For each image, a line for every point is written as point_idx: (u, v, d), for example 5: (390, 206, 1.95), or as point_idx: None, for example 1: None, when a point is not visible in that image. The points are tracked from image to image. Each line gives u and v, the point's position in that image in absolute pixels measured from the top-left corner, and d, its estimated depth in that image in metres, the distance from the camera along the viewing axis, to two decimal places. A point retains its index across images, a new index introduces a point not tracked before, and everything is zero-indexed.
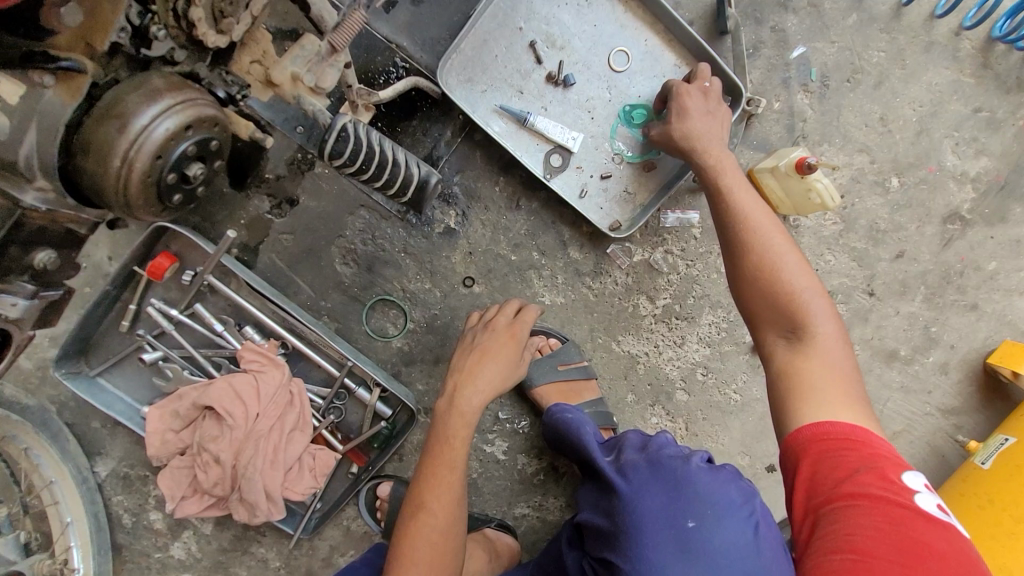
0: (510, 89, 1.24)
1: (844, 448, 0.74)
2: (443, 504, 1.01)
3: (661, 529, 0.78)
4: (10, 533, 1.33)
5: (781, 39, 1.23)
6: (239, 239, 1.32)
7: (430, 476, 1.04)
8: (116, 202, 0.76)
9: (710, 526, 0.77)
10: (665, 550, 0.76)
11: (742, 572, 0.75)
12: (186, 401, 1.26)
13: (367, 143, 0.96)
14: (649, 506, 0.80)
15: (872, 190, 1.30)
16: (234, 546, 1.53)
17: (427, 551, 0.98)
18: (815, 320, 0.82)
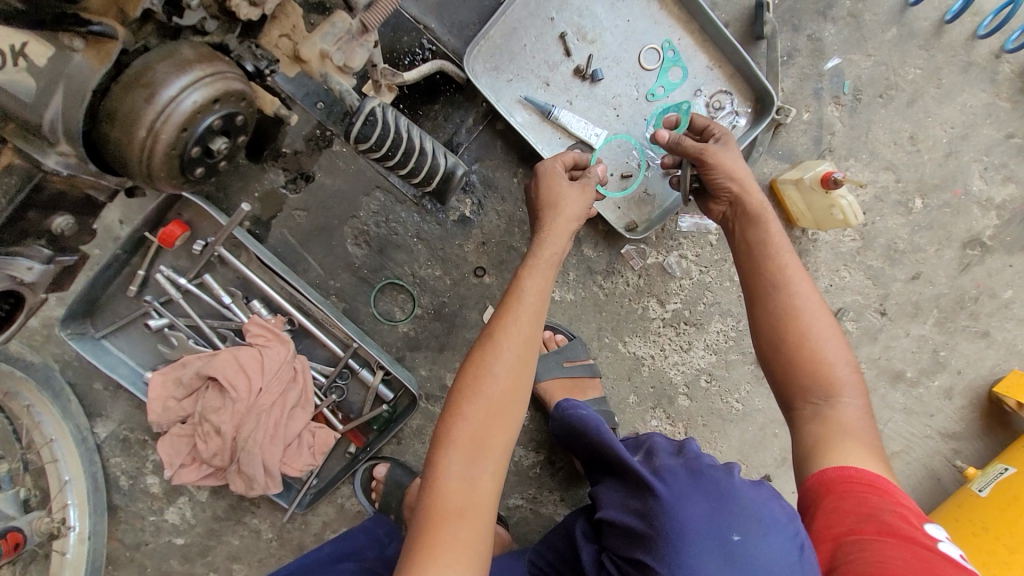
0: (536, 80, 1.22)
1: (866, 494, 0.74)
2: (508, 375, 0.85)
3: (703, 540, 0.72)
4: (10, 489, 1.37)
5: (817, 48, 1.20)
6: (252, 212, 1.30)
7: (496, 340, 0.87)
8: (139, 173, 0.75)
9: (755, 543, 0.71)
10: (708, 563, 0.71)
11: None
12: (190, 369, 1.27)
13: (393, 128, 0.98)
14: (691, 515, 0.74)
15: (894, 209, 1.28)
16: (228, 515, 1.56)
17: (478, 428, 0.83)
18: (846, 390, 0.84)
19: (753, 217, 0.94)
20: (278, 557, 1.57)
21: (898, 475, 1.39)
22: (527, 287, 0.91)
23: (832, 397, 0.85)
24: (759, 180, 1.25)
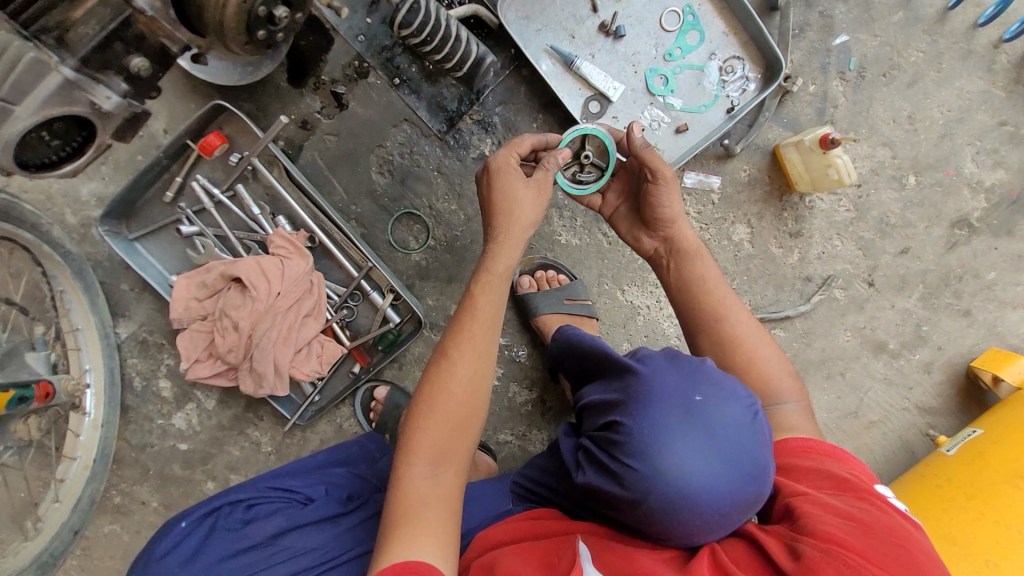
0: (563, 32, 1.30)
1: (822, 458, 0.87)
2: (464, 389, 0.98)
3: (667, 399, 0.85)
4: (42, 351, 1.45)
5: (827, 25, 1.28)
6: (287, 133, 1.39)
7: (453, 357, 0.99)
8: (212, 23, 0.84)
9: (714, 404, 0.84)
10: (670, 415, 0.84)
11: (736, 443, 0.82)
12: (214, 273, 1.36)
13: (435, 17, 1.14)
14: (663, 383, 0.87)
15: (888, 184, 1.35)
16: (233, 424, 1.64)
17: (439, 437, 0.95)
18: (787, 395, 0.97)
19: (686, 254, 1.08)
20: None
21: (873, 443, 1.45)
22: (482, 303, 1.03)
23: (774, 400, 0.97)
24: (763, 146, 1.34)
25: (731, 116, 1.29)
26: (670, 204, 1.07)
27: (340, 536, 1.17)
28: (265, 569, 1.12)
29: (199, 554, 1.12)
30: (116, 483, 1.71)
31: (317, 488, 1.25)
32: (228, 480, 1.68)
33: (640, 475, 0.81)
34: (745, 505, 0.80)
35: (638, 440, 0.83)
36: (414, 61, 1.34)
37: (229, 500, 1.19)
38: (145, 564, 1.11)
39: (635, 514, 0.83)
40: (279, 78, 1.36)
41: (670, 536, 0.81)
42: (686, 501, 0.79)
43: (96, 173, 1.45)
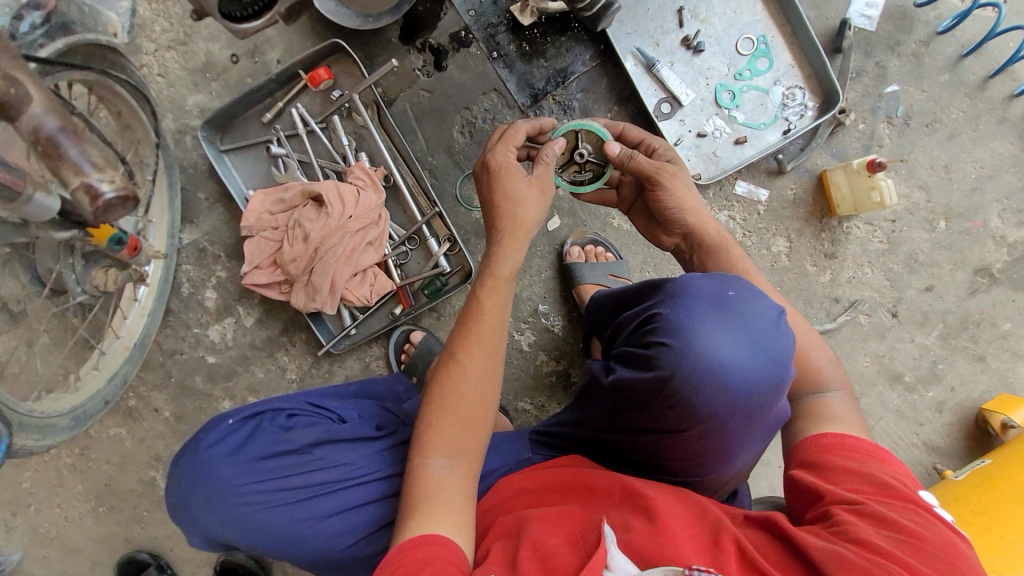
0: (650, 39, 1.47)
1: (864, 458, 0.89)
2: (473, 390, 1.09)
3: (703, 293, 0.95)
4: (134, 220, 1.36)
5: (881, 74, 1.43)
6: (387, 83, 1.54)
7: (461, 359, 1.10)
8: None
9: (745, 297, 0.95)
10: (705, 305, 0.93)
11: (762, 330, 0.92)
12: (292, 190, 1.46)
13: None
14: (700, 282, 0.97)
15: (920, 224, 1.47)
16: (265, 346, 1.69)
17: (453, 431, 1.06)
18: (834, 382, 1.00)
19: (709, 249, 1.11)
20: None
21: None
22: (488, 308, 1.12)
23: (818, 390, 1.01)
24: (811, 169, 1.48)
25: (787, 135, 1.43)
26: (689, 199, 1.12)
27: (374, 457, 1.13)
28: (300, 475, 1.09)
29: (242, 449, 1.09)
30: (135, 385, 1.74)
31: (351, 411, 1.22)
32: (245, 401, 1.72)
33: (675, 350, 0.91)
34: (765, 387, 0.91)
35: (674, 323, 0.93)
36: (513, 40, 1.50)
37: (273, 406, 1.16)
38: (194, 451, 1.11)
39: (664, 391, 0.92)
40: (392, 34, 1.52)
41: (694, 412, 0.91)
42: (714, 374, 0.89)
43: (205, 87, 1.58)
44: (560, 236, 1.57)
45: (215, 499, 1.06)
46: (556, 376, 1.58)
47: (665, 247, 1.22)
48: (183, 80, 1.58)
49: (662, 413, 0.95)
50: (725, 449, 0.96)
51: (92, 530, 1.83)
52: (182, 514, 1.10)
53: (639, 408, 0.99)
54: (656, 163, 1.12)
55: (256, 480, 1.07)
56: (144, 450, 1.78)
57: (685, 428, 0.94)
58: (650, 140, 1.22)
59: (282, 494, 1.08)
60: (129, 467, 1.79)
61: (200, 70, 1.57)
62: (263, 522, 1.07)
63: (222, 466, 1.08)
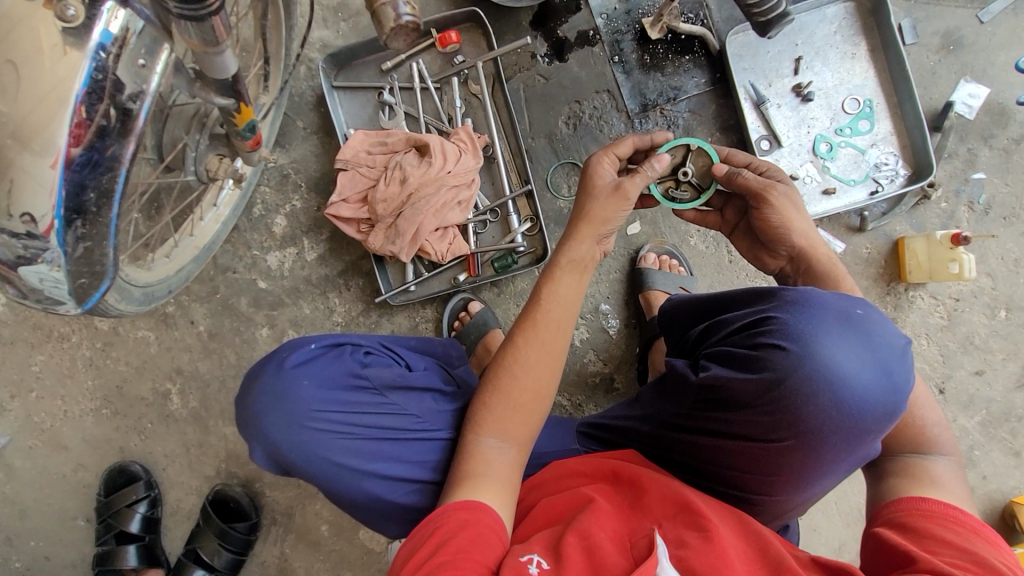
0: (764, 79, 1.55)
1: (969, 534, 0.81)
2: (529, 380, 1.03)
3: (829, 304, 0.83)
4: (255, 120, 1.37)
5: (970, 160, 1.52)
6: (507, 61, 1.61)
7: (520, 345, 1.04)
8: None
9: (875, 318, 0.83)
10: (831, 316, 0.82)
11: (890, 357, 0.81)
12: (397, 136, 1.50)
13: None
14: (823, 292, 0.85)
15: (981, 309, 1.53)
16: (319, 283, 1.68)
17: (507, 415, 1.02)
18: (941, 448, 0.94)
19: (816, 274, 1.00)
20: None
21: None
22: (553, 298, 1.05)
23: (921, 451, 0.95)
24: (889, 234, 1.54)
25: (874, 196, 1.50)
26: (795, 218, 1.02)
27: (441, 413, 1.10)
28: (372, 415, 1.06)
29: (321, 376, 1.06)
30: (179, 292, 1.72)
31: (420, 362, 1.17)
32: (284, 334, 1.69)
33: (790, 356, 0.79)
34: (883, 416, 0.79)
35: (792, 327, 0.82)
36: (636, 50, 1.58)
37: (353, 340, 1.12)
38: (274, 367, 1.07)
39: (769, 395, 0.81)
40: (525, 18, 1.60)
41: (798, 424, 0.80)
42: (832, 392, 0.78)
43: (334, 25, 1.65)
44: (636, 242, 1.61)
45: (289, 419, 1.03)
46: (601, 378, 1.57)
47: (769, 270, 1.11)
48: (316, 15, 1.65)
49: (756, 420, 0.83)
50: (814, 478, 0.84)
51: (90, 430, 1.76)
52: (250, 427, 1.06)
53: (725, 413, 0.87)
54: (765, 181, 1.03)
55: (331, 410, 1.04)
56: (167, 360, 1.73)
57: (778, 441, 0.83)
58: (759, 163, 1.12)
59: (352, 430, 1.05)
60: (146, 373, 1.74)
61: (334, 9, 1.65)
62: (330, 453, 1.04)
63: (302, 386, 1.04)
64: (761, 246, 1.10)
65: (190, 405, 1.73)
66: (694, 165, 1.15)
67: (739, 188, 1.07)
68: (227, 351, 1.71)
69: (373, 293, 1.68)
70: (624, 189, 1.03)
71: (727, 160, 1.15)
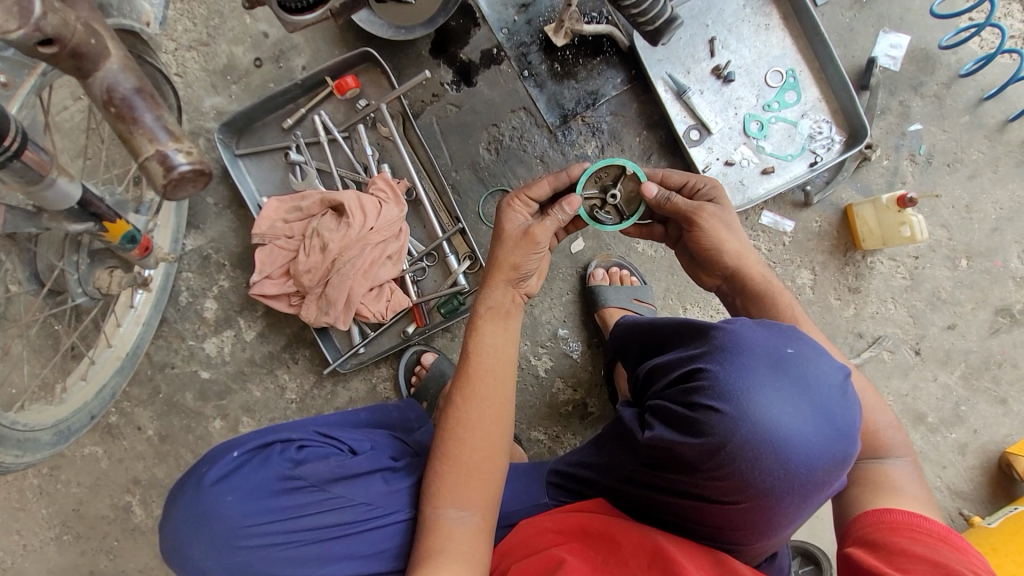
0: (680, 67, 1.48)
1: (936, 544, 0.79)
2: (478, 441, 0.96)
3: (758, 350, 0.80)
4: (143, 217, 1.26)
5: (904, 113, 1.47)
6: (414, 95, 1.51)
7: (460, 405, 0.98)
8: None
9: (807, 355, 0.80)
10: (761, 364, 0.78)
11: (827, 396, 0.78)
12: (311, 199, 1.40)
13: None
14: (751, 334, 0.81)
15: (942, 262, 1.48)
16: (264, 362, 1.59)
17: (461, 481, 0.95)
18: (895, 449, 0.93)
19: (754, 297, 0.96)
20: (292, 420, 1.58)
21: None
22: (486, 350, 1.00)
23: (877, 455, 0.94)
24: (836, 203, 1.49)
25: (814, 168, 1.44)
26: (727, 239, 0.97)
27: (392, 493, 1.02)
28: (313, 515, 0.99)
29: (247, 487, 0.99)
30: (119, 399, 1.60)
31: (364, 442, 1.10)
32: (238, 422, 1.60)
33: (726, 418, 0.76)
34: (831, 463, 0.76)
35: (725, 384, 0.78)
36: (545, 60, 1.50)
37: (282, 437, 1.05)
38: (193, 487, 1.00)
39: (713, 461, 0.77)
40: (423, 46, 1.51)
41: (748, 486, 0.76)
42: (774, 451, 0.75)
43: (224, 90, 1.54)
44: (583, 258, 1.54)
45: (220, 540, 0.97)
46: (573, 406, 1.51)
47: (705, 289, 1.06)
48: (204, 82, 1.53)
49: (707, 484, 0.80)
50: (778, 530, 0.81)
51: (54, 561, 1.64)
52: (178, 557, 1.00)
53: (678, 476, 0.83)
54: (694, 204, 0.97)
55: (265, 520, 0.98)
56: (122, 472, 1.63)
57: (734, 502, 0.79)
58: (695, 180, 1.04)
59: (294, 535, 0.98)
60: (102, 490, 1.63)
61: (221, 72, 1.53)
62: (274, 565, 0.98)
63: (226, 503, 0.98)
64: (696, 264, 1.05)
65: (156, 514, 1.63)
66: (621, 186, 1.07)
67: (667, 210, 1.00)
68: (183, 451, 1.61)
69: (323, 361, 1.59)
70: (533, 233, 0.99)
71: (664, 182, 1.07)
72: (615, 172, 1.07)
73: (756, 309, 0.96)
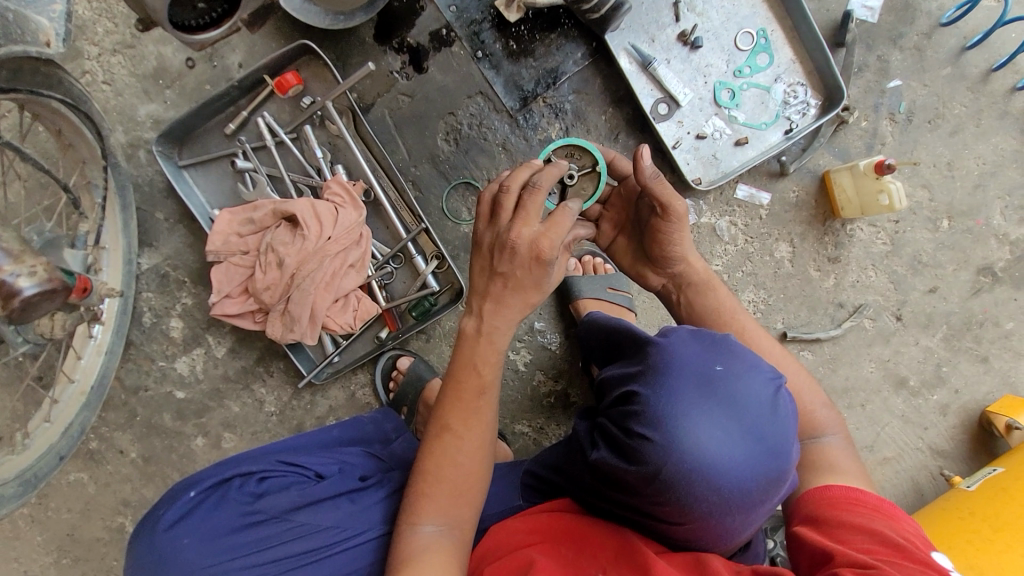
0: (644, 35, 1.38)
1: (871, 514, 0.79)
2: (465, 455, 0.92)
3: (686, 372, 0.80)
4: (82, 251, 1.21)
5: (883, 68, 1.40)
6: (362, 87, 1.42)
7: (442, 418, 0.94)
8: None
9: (737, 373, 0.80)
10: (690, 387, 0.79)
11: (758, 414, 0.78)
12: (263, 211, 1.33)
13: None
14: (682, 354, 0.82)
15: (923, 224, 1.44)
16: (238, 378, 1.55)
17: (442, 492, 0.91)
18: (828, 427, 0.94)
19: (699, 285, 1.04)
20: (274, 433, 1.56)
21: (885, 480, 1.47)
22: (464, 364, 0.94)
23: (813, 434, 0.95)
24: (813, 170, 1.43)
25: (789, 136, 1.37)
26: (682, 236, 1.00)
27: (360, 513, 1.02)
28: (280, 546, 0.98)
29: (206, 526, 0.97)
30: (95, 426, 1.55)
31: (330, 465, 1.08)
32: (220, 438, 1.56)
33: (656, 447, 0.76)
34: (767, 482, 0.76)
35: (655, 410, 0.78)
36: (499, 38, 1.39)
37: (240, 471, 1.04)
38: (150, 531, 0.98)
39: (650, 487, 0.77)
40: (366, 33, 1.40)
41: (685, 511, 0.76)
42: (705, 476, 0.75)
43: (158, 95, 1.43)
44: None
45: None
46: (555, 397, 1.49)
47: (651, 288, 1.10)
48: (135, 89, 1.42)
49: (649, 507, 0.80)
50: (722, 543, 0.82)
51: None
52: None
53: (624, 498, 0.83)
54: (673, 194, 0.96)
55: (227, 557, 0.96)
56: (111, 496, 1.56)
57: (677, 524, 0.79)
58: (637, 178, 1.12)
59: (260, 569, 0.97)
60: (94, 513, 1.56)
61: (152, 77, 1.42)
62: None
63: (185, 545, 0.96)
64: (643, 263, 1.09)
65: None
66: (581, 175, 1.08)
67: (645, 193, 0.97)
68: (169, 471, 1.56)
69: (298, 373, 1.55)
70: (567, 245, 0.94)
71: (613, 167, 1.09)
72: (586, 162, 1.08)
73: (700, 298, 1.04)
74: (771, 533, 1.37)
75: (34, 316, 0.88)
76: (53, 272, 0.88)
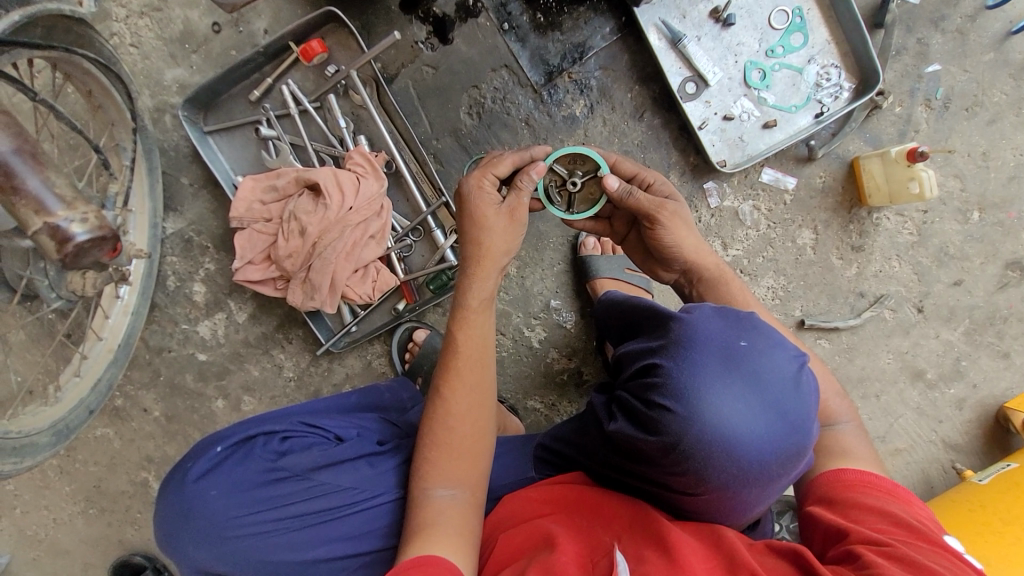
0: (675, 10, 1.34)
1: (885, 497, 0.80)
2: (462, 424, 0.95)
3: (711, 346, 0.80)
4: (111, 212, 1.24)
5: (922, 52, 1.35)
6: (386, 58, 1.41)
7: (448, 395, 0.96)
8: None
9: (761, 349, 0.81)
10: (713, 362, 0.79)
11: (780, 389, 0.79)
12: (286, 178, 1.34)
13: None
14: (706, 329, 0.82)
15: (953, 215, 1.41)
16: (259, 343, 1.58)
17: (450, 458, 0.93)
18: (842, 415, 0.94)
19: (708, 283, 1.02)
20: (291, 398, 1.59)
21: (895, 470, 1.47)
22: (462, 340, 0.97)
23: (828, 422, 0.94)
24: (842, 155, 1.40)
25: (820, 120, 1.34)
26: (679, 236, 1.01)
27: (378, 476, 1.04)
28: (300, 503, 1.01)
29: (230, 481, 1.02)
30: (120, 383, 1.59)
31: (350, 428, 1.10)
32: (239, 401, 1.60)
33: (677, 418, 0.77)
34: (785, 458, 0.77)
35: (678, 382, 0.78)
36: (526, 10, 1.37)
37: (264, 430, 1.06)
38: (179, 484, 1.03)
39: (669, 457, 0.78)
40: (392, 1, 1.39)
41: (703, 481, 0.77)
42: (725, 448, 0.76)
43: (184, 60, 1.43)
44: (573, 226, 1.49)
45: (207, 533, 1.01)
46: (568, 374, 1.50)
47: (664, 283, 1.12)
48: (162, 53, 1.43)
49: (665, 478, 0.81)
50: (735, 516, 0.84)
51: (67, 547, 1.66)
52: (174, 550, 1.05)
53: (641, 468, 0.84)
54: (659, 201, 1.00)
55: (251, 511, 1.01)
56: (134, 451, 1.62)
57: (693, 495, 0.81)
58: (644, 173, 1.08)
59: (280, 524, 1.01)
60: (119, 468, 1.63)
61: (179, 40, 1.42)
62: (262, 553, 1.00)
63: (211, 497, 1.01)
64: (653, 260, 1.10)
65: None
66: (586, 181, 1.07)
67: (632, 206, 1.01)
68: (191, 430, 1.61)
69: (316, 341, 1.59)
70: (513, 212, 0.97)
71: (615, 168, 1.09)
72: (589, 167, 1.07)
73: (712, 294, 1.02)
74: (777, 517, 1.39)
75: (85, 261, 0.92)
76: (102, 221, 0.91)
